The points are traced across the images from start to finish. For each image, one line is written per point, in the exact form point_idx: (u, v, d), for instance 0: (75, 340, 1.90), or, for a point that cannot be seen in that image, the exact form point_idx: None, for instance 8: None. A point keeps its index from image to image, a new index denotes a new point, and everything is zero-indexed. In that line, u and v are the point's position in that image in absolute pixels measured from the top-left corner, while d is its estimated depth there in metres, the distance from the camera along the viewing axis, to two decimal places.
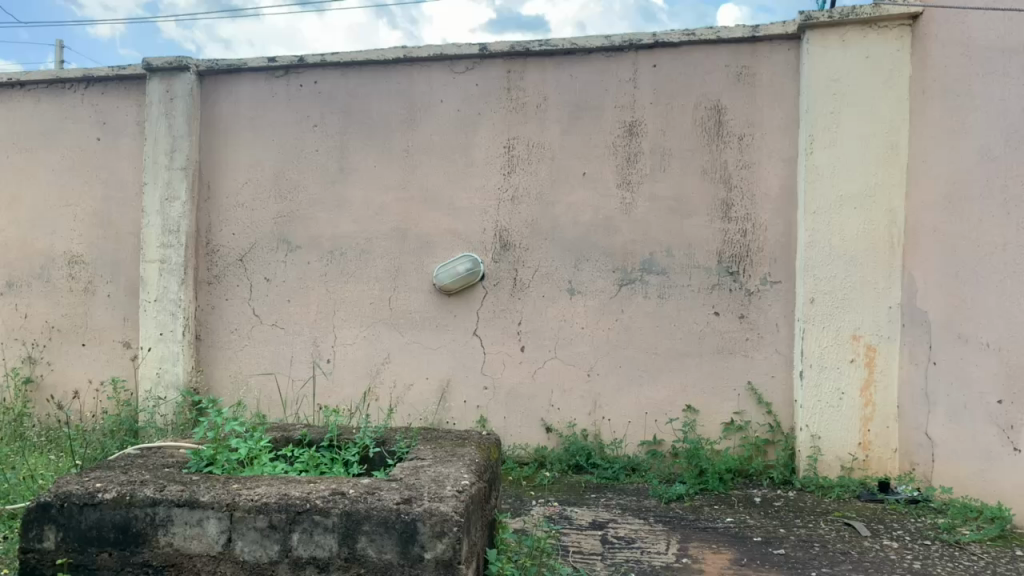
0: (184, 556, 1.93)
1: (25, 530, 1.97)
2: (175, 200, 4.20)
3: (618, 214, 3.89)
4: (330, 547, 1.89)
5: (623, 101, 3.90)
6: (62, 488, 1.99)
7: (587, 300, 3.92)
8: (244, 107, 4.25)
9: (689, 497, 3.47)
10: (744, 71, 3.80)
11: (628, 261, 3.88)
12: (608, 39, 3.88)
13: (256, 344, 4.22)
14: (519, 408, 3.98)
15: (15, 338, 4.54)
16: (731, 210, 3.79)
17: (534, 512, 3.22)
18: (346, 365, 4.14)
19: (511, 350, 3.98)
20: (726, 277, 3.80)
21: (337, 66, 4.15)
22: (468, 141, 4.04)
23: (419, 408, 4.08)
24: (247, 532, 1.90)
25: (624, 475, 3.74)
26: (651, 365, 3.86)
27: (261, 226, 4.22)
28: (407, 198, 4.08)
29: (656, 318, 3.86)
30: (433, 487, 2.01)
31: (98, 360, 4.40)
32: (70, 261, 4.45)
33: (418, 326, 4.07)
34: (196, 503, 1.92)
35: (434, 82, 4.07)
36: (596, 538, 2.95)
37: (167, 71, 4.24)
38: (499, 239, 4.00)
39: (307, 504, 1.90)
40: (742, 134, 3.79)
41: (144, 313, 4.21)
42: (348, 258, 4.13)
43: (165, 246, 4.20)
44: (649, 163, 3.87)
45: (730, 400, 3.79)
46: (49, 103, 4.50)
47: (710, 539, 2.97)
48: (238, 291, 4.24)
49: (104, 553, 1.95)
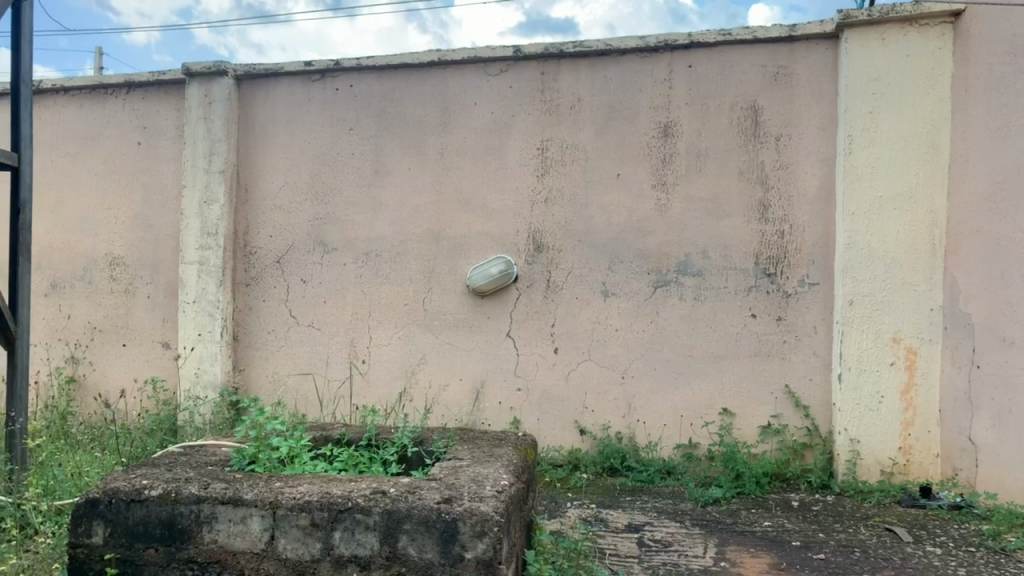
0: (228, 552, 1.95)
1: (74, 524, 2.01)
2: (214, 203, 4.25)
3: (653, 215, 3.88)
4: (371, 545, 1.90)
5: (658, 102, 3.88)
6: (110, 485, 2.03)
7: (622, 301, 3.90)
8: (280, 110, 4.29)
9: (726, 500, 3.44)
10: (782, 71, 3.76)
11: (663, 263, 3.86)
12: (643, 40, 3.87)
13: (293, 344, 4.26)
14: (553, 409, 3.97)
15: (58, 339, 4.63)
16: (768, 211, 3.75)
17: (570, 514, 3.22)
18: (381, 366, 4.16)
19: (545, 352, 3.98)
20: (763, 278, 3.76)
21: (372, 70, 4.18)
22: (501, 143, 4.05)
23: (453, 410, 4.09)
24: (290, 530, 1.92)
25: (659, 478, 3.71)
26: (687, 367, 3.84)
27: (298, 228, 4.26)
28: (441, 201, 4.10)
29: (692, 320, 3.83)
30: (472, 487, 2.02)
31: (139, 360, 4.47)
32: (111, 263, 4.54)
33: (451, 328, 4.08)
34: (240, 501, 1.94)
35: (469, 85, 4.08)
36: (632, 541, 2.94)
37: (206, 76, 4.30)
38: (534, 241, 4.00)
39: (349, 502, 1.91)
40: (779, 134, 3.75)
41: (183, 315, 4.28)
42: (382, 260, 4.16)
43: (203, 248, 4.26)
44: (684, 164, 3.85)
45: (766, 403, 3.75)
46: (91, 108, 4.60)
47: (748, 543, 2.94)
48: (275, 293, 4.29)
49: (151, 549, 1.98)
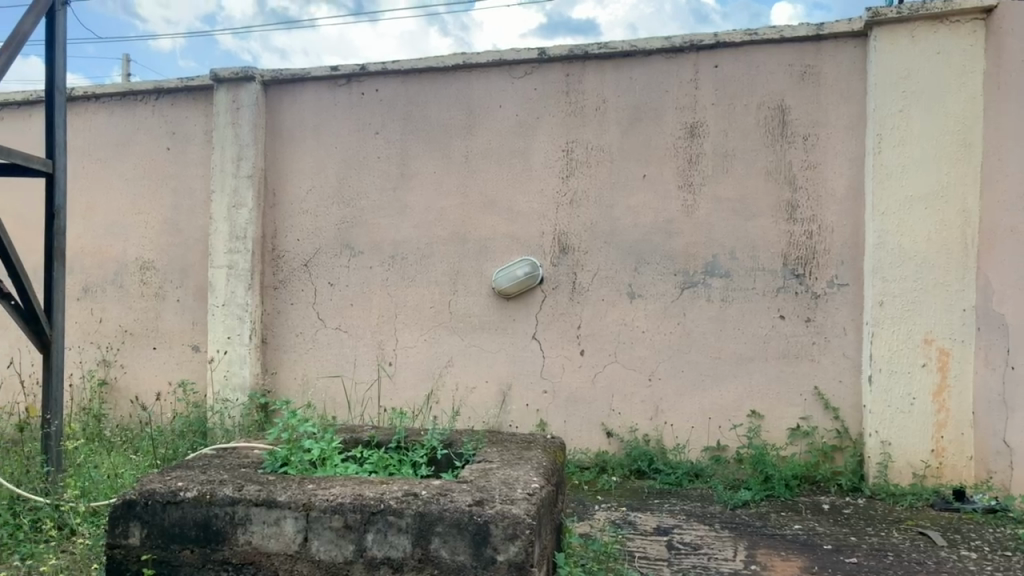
0: (263, 554, 1.96)
1: (111, 525, 2.04)
2: (242, 207, 4.30)
3: (680, 216, 3.86)
4: (404, 547, 1.91)
5: (684, 102, 3.87)
6: (146, 486, 2.06)
7: (648, 303, 3.89)
8: (307, 115, 4.33)
9: (755, 503, 3.41)
10: (809, 70, 3.73)
11: (690, 264, 3.84)
12: (669, 40, 3.86)
13: (320, 347, 4.29)
14: (579, 411, 3.97)
15: (89, 342, 4.70)
16: (796, 211, 3.72)
17: (599, 516, 3.21)
18: (407, 368, 4.18)
19: (571, 354, 3.98)
20: (792, 279, 3.73)
21: (398, 73, 4.20)
22: (526, 146, 4.05)
23: (480, 412, 4.09)
24: (324, 532, 1.93)
25: (687, 481, 3.69)
26: (714, 369, 3.82)
27: (325, 232, 4.30)
28: (467, 203, 4.11)
29: (719, 322, 3.81)
30: (503, 490, 2.03)
31: (169, 363, 4.53)
32: (142, 267, 4.60)
33: (477, 330, 4.09)
34: (274, 502, 1.96)
35: (494, 87, 4.09)
36: (661, 544, 2.92)
37: (234, 82, 4.35)
38: (559, 243, 4.00)
39: (382, 504, 1.92)
40: (807, 133, 3.72)
41: (212, 318, 4.32)
42: (408, 263, 4.18)
43: (232, 252, 4.30)
44: (711, 165, 3.83)
45: (796, 405, 3.72)
46: (122, 114, 4.66)
47: (779, 546, 2.92)
48: (302, 296, 4.32)
49: (187, 550, 2.00)
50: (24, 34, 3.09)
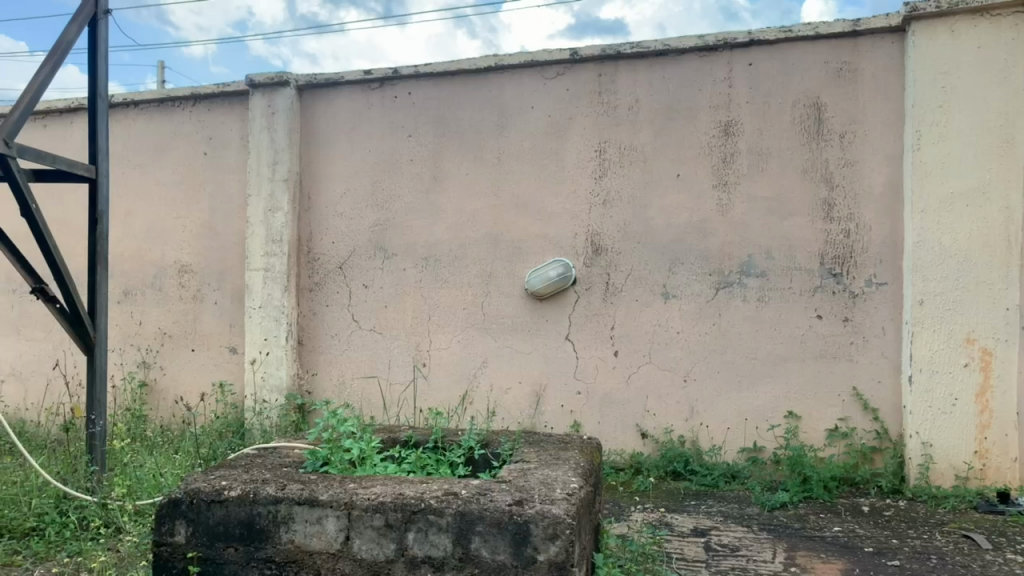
0: (306, 552, 1.98)
1: (158, 523, 2.08)
2: (278, 210, 4.35)
3: (714, 215, 3.84)
4: (445, 546, 1.92)
5: (718, 101, 3.84)
6: (192, 485, 2.09)
7: (683, 303, 3.87)
8: (341, 119, 4.37)
9: (793, 505, 3.38)
10: (846, 67, 3.69)
11: (725, 264, 3.82)
12: (702, 39, 3.84)
13: (355, 348, 4.33)
14: (614, 413, 3.95)
15: (130, 344, 4.78)
16: (833, 210, 3.68)
17: (635, 518, 3.20)
18: (441, 369, 4.20)
19: (605, 355, 3.96)
20: (829, 279, 3.69)
21: (430, 76, 4.22)
22: (559, 147, 4.05)
23: (514, 413, 4.10)
24: (365, 530, 1.95)
25: (724, 483, 3.66)
26: (750, 370, 3.78)
27: (359, 234, 4.33)
28: (499, 205, 4.12)
29: (755, 322, 3.78)
30: (543, 490, 2.03)
31: (207, 364, 4.60)
32: (180, 270, 4.68)
33: (510, 331, 4.09)
34: (316, 501, 1.98)
35: (526, 89, 4.10)
36: (699, 545, 2.90)
37: (269, 87, 4.40)
38: (592, 243, 3.99)
39: (422, 503, 1.94)
40: (844, 131, 3.68)
41: (250, 320, 4.38)
42: (442, 265, 4.20)
43: (269, 254, 4.35)
44: (746, 164, 3.80)
45: (834, 406, 3.67)
46: (160, 120, 4.75)
47: (819, 548, 2.89)
48: (337, 298, 4.36)
49: (231, 548, 2.03)
50: (69, 42, 3.17)
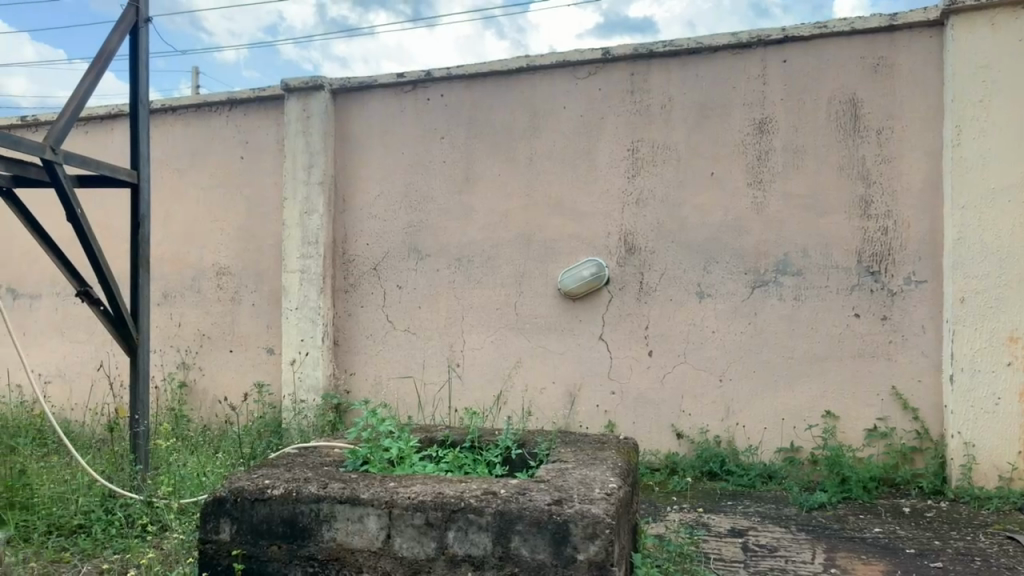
0: (347, 550, 2.01)
1: (203, 521, 2.12)
2: (313, 213, 4.40)
3: (749, 214, 3.81)
4: (485, 545, 1.93)
5: (752, 99, 3.82)
6: (236, 484, 2.13)
7: (718, 302, 3.85)
8: (374, 121, 4.42)
9: (832, 505, 3.35)
10: (882, 62, 3.64)
11: (760, 262, 3.79)
12: (735, 36, 3.81)
13: (390, 349, 4.37)
14: (648, 413, 3.94)
15: (170, 345, 4.87)
16: (871, 207, 3.64)
17: (671, 518, 3.19)
18: (475, 369, 4.22)
19: (639, 355, 3.95)
20: (867, 277, 3.64)
21: (462, 78, 4.24)
22: (591, 146, 4.05)
23: (549, 413, 4.11)
24: (406, 529, 1.97)
25: (761, 483, 3.63)
26: (787, 369, 3.75)
27: (393, 236, 4.37)
28: (532, 205, 4.13)
29: (792, 321, 3.74)
30: (582, 490, 2.03)
31: (245, 365, 4.66)
32: (218, 272, 4.75)
33: (544, 331, 4.10)
34: (358, 500, 2.01)
35: (558, 89, 4.11)
36: (737, 546, 2.89)
37: (303, 91, 4.45)
38: (625, 243, 3.99)
39: (462, 502, 1.96)
40: (881, 127, 3.63)
41: (287, 321, 4.43)
42: (475, 265, 4.22)
43: (305, 256, 4.41)
44: (781, 161, 3.77)
45: (873, 406, 3.63)
46: (197, 125, 4.83)
47: (859, 550, 2.85)
48: (372, 299, 4.40)
49: (274, 546, 2.06)
50: (112, 51, 3.24)
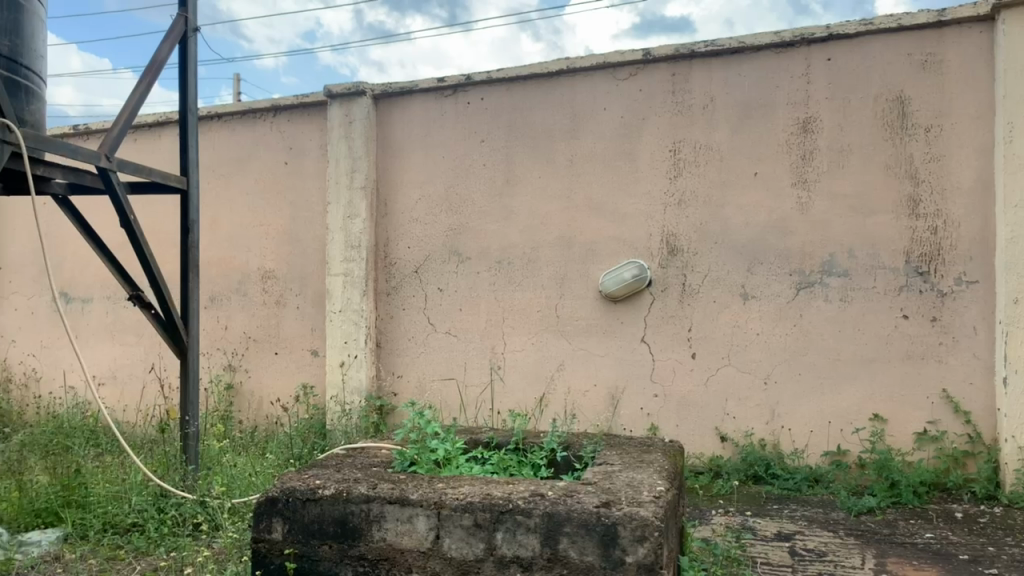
0: (397, 550, 2.03)
1: (256, 521, 2.16)
2: (356, 217, 4.45)
3: (794, 214, 3.76)
4: (533, 547, 1.94)
5: (797, 98, 3.77)
6: (287, 484, 2.17)
7: (762, 304, 3.81)
8: (416, 125, 4.46)
9: (881, 510, 3.29)
10: (930, 58, 3.58)
11: (806, 263, 3.74)
12: (779, 35, 3.78)
13: (432, 351, 4.40)
14: (692, 415, 3.92)
15: (217, 348, 4.97)
16: (919, 206, 3.57)
17: (716, 521, 3.16)
18: (517, 371, 4.23)
19: (682, 357, 3.93)
20: (916, 278, 3.58)
21: (502, 82, 4.26)
22: (633, 147, 4.04)
23: (591, 416, 4.10)
24: (454, 530, 1.99)
25: (807, 487, 3.59)
26: (833, 372, 3.70)
27: (435, 239, 4.40)
28: (573, 207, 4.13)
29: (839, 322, 3.69)
30: (629, 492, 2.03)
31: (290, 367, 4.74)
32: (264, 276, 4.83)
33: (585, 334, 4.10)
34: (407, 501, 2.03)
35: (598, 91, 4.10)
36: (784, 550, 2.86)
37: (346, 97, 4.51)
38: (668, 245, 3.97)
39: (510, 504, 1.97)
40: (930, 125, 3.57)
41: (331, 323, 4.49)
42: (516, 268, 4.24)
43: (348, 260, 4.46)
44: (826, 160, 3.71)
45: (923, 409, 3.56)
46: (243, 131, 4.92)
47: (910, 555, 2.80)
48: (413, 302, 4.44)
49: (325, 545, 2.09)
50: (162, 60, 3.31)
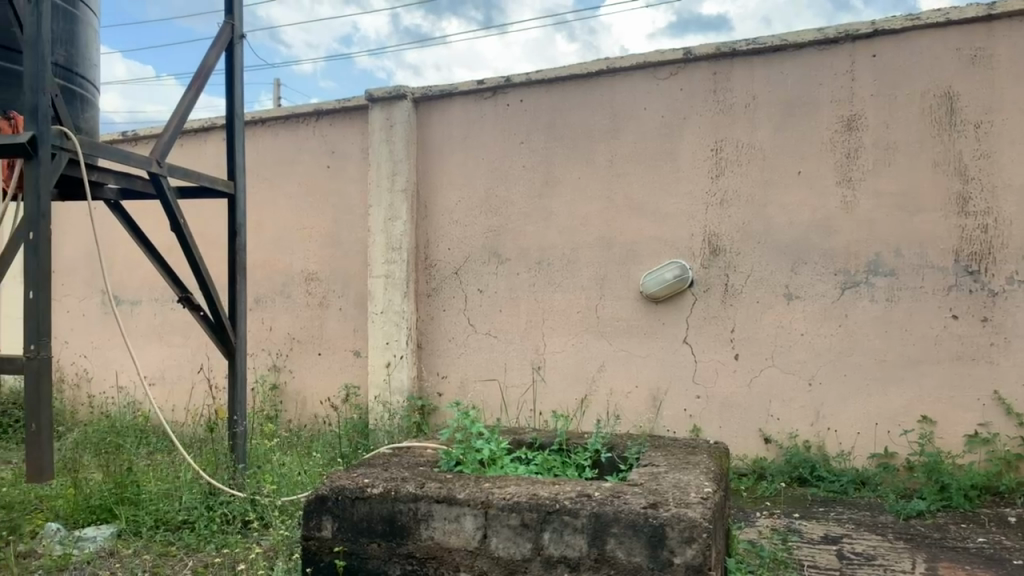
0: (445, 549, 2.05)
1: (306, 519, 2.19)
2: (397, 219, 4.50)
3: (839, 213, 3.71)
4: (581, 547, 1.94)
5: (841, 95, 3.72)
6: (336, 483, 2.20)
7: (807, 304, 3.76)
8: (455, 128, 4.48)
9: (931, 514, 3.23)
10: (979, 53, 3.51)
11: (851, 263, 3.69)
12: (822, 32, 3.73)
13: (473, 351, 4.42)
14: (735, 416, 3.89)
15: (262, 349, 5.05)
16: (969, 204, 3.51)
17: (761, 524, 3.13)
18: (557, 372, 4.24)
19: (725, 358, 3.90)
20: (965, 277, 3.51)
21: (542, 83, 4.27)
22: (674, 147, 4.02)
23: (633, 417, 4.09)
24: (502, 529, 2.01)
25: (853, 490, 3.54)
26: (880, 373, 3.64)
27: (475, 241, 4.43)
28: (614, 208, 4.13)
29: (885, 323, 3.63)
30: (677, 493, 2.03)
31: (333, 367, 4.80)
32: (307, 278, 4.90)
33: (626, 334, 4.09)
34: (454, 500, 2.05)
35: (638, 91, 4.09)
36: (831, 553, 2.82)
37: (387, 100, 4.56)
38: (710, 245, 3.94)
39: (557, 504, 1.98)
40: (979, 121, 3.50)
41: (373, 324, 4.54)
42: (556, 269, 4.24)
43: (389, 262, 4.51)
44: (872, 158, 3.66)
45: (973, 411, 3.49)
46: (286, 136, 4.99)
47: (962, 560, 2.75)
48: (454, 303, 4.47)
49: (374, 543, 2.12)
50: (210, 67, 3.38)
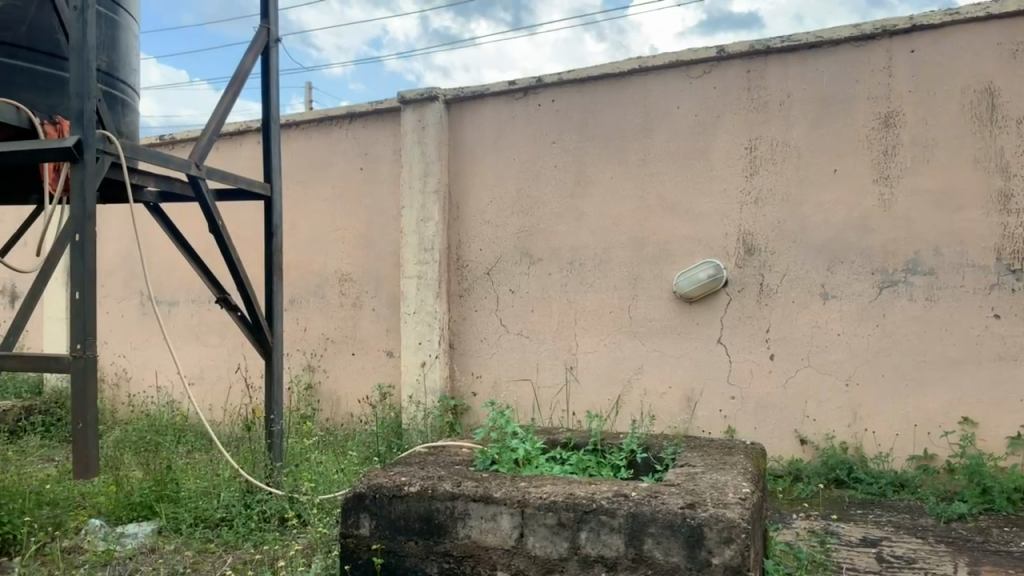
0: (481, 547, 2.06)
1: (345, 517, 2.22)
2: (429, 220, 4.52)
3: (876, 212, 3.66)
4: (618, 547, 1.94)
5: (878, 92, 3.67)
6: (373, 481, 2.22)
7: (843, 304, 3.72)
8: (487, 129, 4.50)
9: (973, 517, 3.17)
10: (1021, 48, 3.44)
11: (889, 262, 3.64)
12: (858, 28, 3.69)
13: (505, 352, 4.43)
14: (770, 417, 3.85)
15: (297, 349, 5.11)
16: (1011, 201, 3.44)
17: (798, 526, 3.10)
18: (590, 373, 4.23)
19: (761, 358, 3.86)
20: (1008, 276, 3.45)
21: (574, 83, 4.27)
22: (707, 145, 3.99)
23: (667, 417, 4.07)
24: (539, 528, 2.01)
25: (892, 492, 3.48)
26: (919, 373, 3.59)
27: (506, 241, 4.44)
28: (646, 208, 4.11)
29: (924, 322, 3.58)
30: (715, 493, 2.02)
31: (367, 367, 4.84)
32: (341, 279, 4.95)
33: (659, 335, 4.07)
34: (490, 499, 2.06)
35: (671, 90, 4.07)
36: (870, 556, 2.78)
37: (419, 102, 4.58)
38: (744, 244, 3.91)
39: (594, 503, 1.97)
40: (1021, 117, 3.43)
41: (406, 324, 4.57)
42: (588, 269, 4.24)
43: (422, 262, 4.53)
44: (910, 156, 3.61)
45: (1017, 413, 3.43)
46: (319, 138, 5.05)
47: (1006, 564, 2.70)
48: (486, 303, 4.49)
49: (411, 541, 2.13)
50: (246, 71, 3.43)
